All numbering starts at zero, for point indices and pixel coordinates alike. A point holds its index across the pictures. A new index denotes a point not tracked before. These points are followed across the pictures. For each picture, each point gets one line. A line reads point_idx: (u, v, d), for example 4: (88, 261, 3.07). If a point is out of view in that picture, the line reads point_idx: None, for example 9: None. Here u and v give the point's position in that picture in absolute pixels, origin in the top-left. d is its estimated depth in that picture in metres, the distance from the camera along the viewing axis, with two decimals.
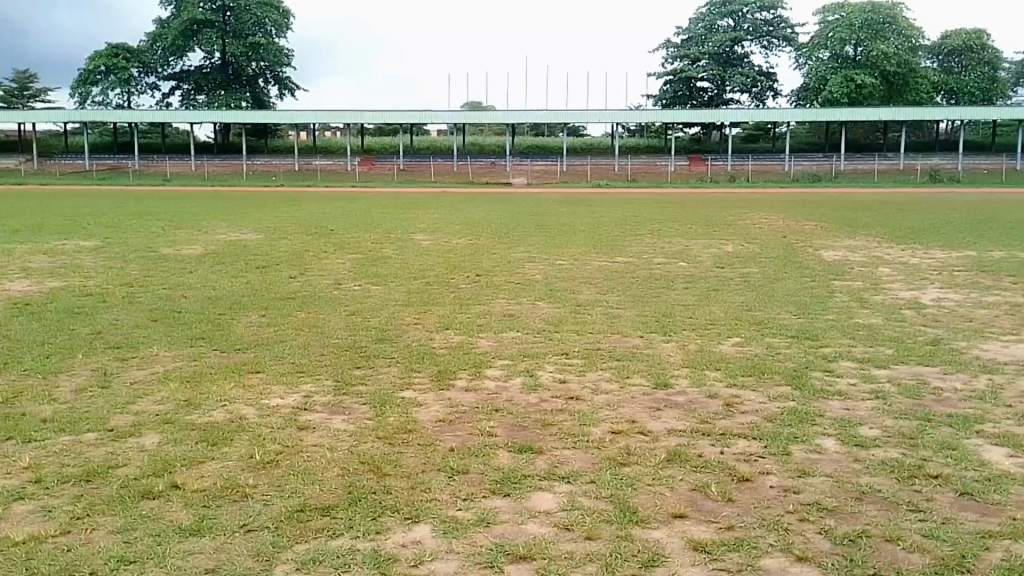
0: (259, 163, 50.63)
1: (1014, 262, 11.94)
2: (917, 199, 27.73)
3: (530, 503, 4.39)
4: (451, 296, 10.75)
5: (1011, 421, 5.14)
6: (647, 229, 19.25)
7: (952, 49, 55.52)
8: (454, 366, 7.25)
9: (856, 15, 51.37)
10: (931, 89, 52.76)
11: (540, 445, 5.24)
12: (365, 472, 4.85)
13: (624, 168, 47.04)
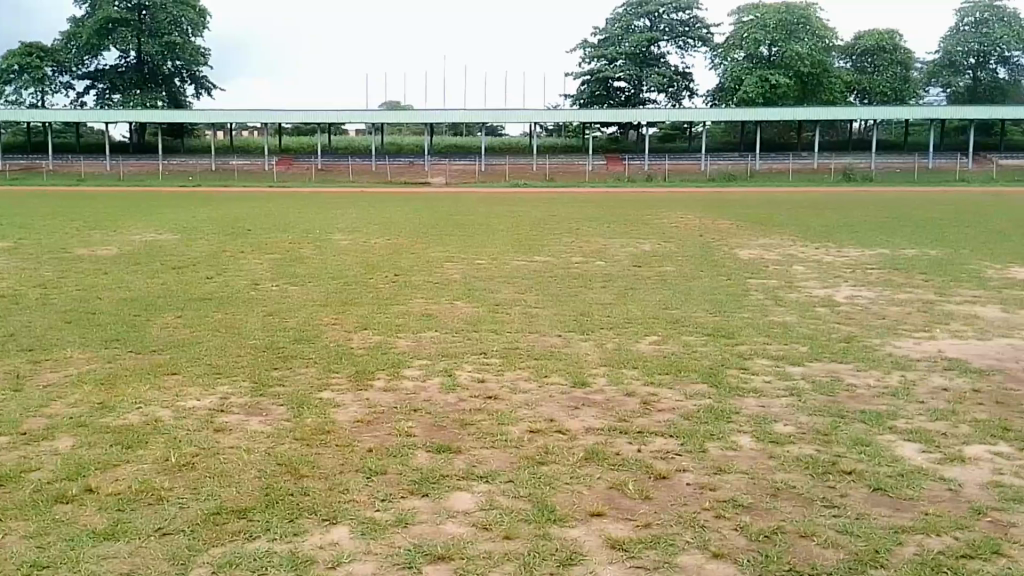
0: (174, 163, 48.62)
1: (923, 261, 12.28)
2: (832, 199, 28.38)
3: (448, 503, 4.22)
4: (371, 296, 10.48)
5: (921, 417, 5.23)
6: (569, 228, 19.12)
7: (865, 49, 57.40)
8: (373, 366, 7.01)
9: (770, 16, 53.07)
10: (844, 89, 54.62)
11: (459, 445, 5.07)
12: (283, 474, 4.59)
13: (543, 168, 47.21)
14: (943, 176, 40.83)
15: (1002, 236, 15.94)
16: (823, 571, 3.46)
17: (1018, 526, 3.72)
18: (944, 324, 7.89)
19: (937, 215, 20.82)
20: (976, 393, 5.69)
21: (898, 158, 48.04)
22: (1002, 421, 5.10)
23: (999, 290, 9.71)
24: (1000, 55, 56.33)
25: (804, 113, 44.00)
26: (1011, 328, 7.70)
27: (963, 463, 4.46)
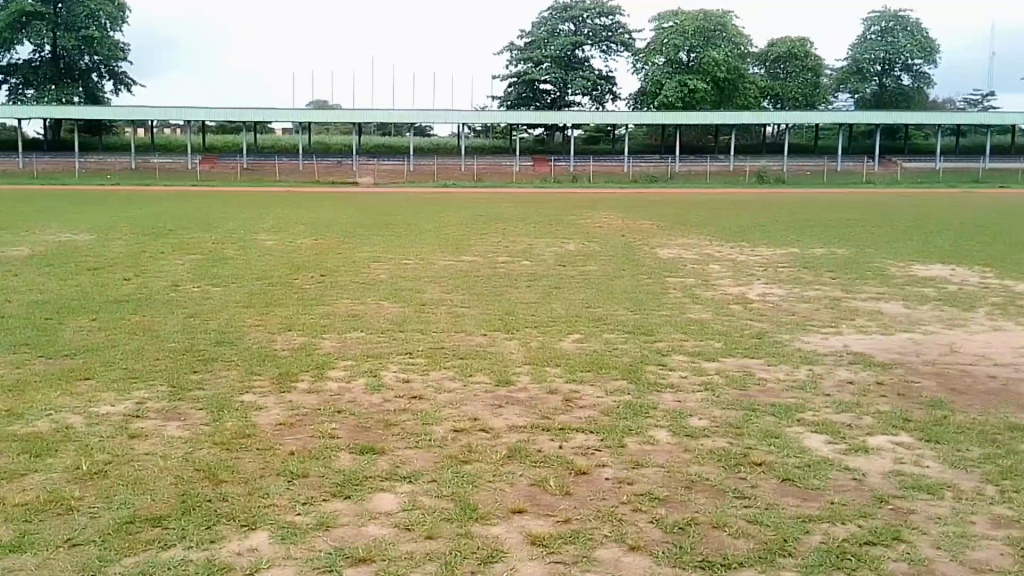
0: (92, 160, 46.65)
1: (832, 260, 12.77)
2: (748, 200, 29.22)
3: (369, 505, 4.17)
4: (296, 296, 10.27)
5: (828, 409, 5.43)
6: (495, 228, 19.17)
7: (780, 56, 59.48)
8: (297, 367, 6.87)
9: (689, 23, 54.28)
10: (759, 95, 56.35)
11: (383, 445, 5.01)
12: (200, 480, 4.45)
13: (469, 168, 47.30)
14: (854, 179, 42.42)
15: (905, 235, 16.66)
16: (732, 559, 3.53)
17: (915, 511, 3.85)
18: (850, 319, 8.22)
19: (845, 215, 21.65)
20: (880, 386, 5.93)
21: (809, 160, 50.05)
22: (902, 411, 5.32)
23: (901, 286, 10.16)
24: (904, 63, 58.92)
25: (726, 120, 45.20)
26: (912, 322, 8.05)
27: (867, 453, 4.62)
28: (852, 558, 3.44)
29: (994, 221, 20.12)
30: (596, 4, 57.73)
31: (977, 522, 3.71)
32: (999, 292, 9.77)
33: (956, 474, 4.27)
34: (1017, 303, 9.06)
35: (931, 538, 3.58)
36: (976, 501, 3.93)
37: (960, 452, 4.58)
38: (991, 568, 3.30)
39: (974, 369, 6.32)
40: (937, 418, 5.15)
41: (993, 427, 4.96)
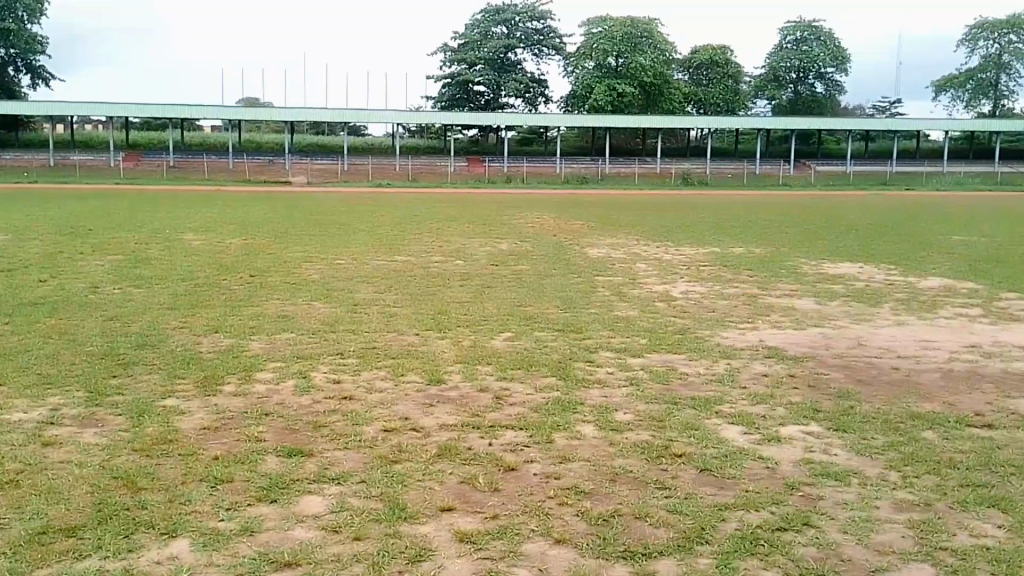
0: (6, 157, 44.72)
1: (753, 258, 13.19)
2: (670, 201, 29.90)
3: (295, 507, 4.13)
4: (222, 297, 10.07)
5: (747, 401, 5.61)
6: (427, 228, 19.17)
7: (701, 63, 60.65)
8: (222, 370, 6.75)
9: (617, 29, 55.15)
10: (683, 99, 57.67)
11: (311, 448, 4.97)
12: (118, 488, 4.33)
13: (404, 168, 47.20)
14: (774, 181, 43.86)
15: (817, 234, 17.30)
16: (651, 548, 3.60)
17: (825, 498, 4.02)
18: (767, 315, 8.49)
19: (761, 216, 22.36)
20: (793, 378, 6.16)
21: (728, 163, 51.64)
22: (814, 402, 5.54)
23: (813, 283, 10.56)
24: (817, 71, 61.04)
25: (653, 124, 46.19)
26: (824, 317, 8.39)
27: (781, 443, 4.80)
28: (766, 543, 3.56)
29: (894, 222, 21.09)
30: (527, 8, 58.11)
31: (882, 507, 3.89)
32: (903, 288, 10.26)
33: (862, 461, 4.48)
34: (917, 298, 9.52)
35: (837, 522, 3.74)
36: (880, 486, 4.13)
37: (866, 440, 4.79)
38: (893, 548, 3.47)
39: (879, 361, 6.63)
40: (845, 408, 5.38)
41: (896, 415, 5.21)
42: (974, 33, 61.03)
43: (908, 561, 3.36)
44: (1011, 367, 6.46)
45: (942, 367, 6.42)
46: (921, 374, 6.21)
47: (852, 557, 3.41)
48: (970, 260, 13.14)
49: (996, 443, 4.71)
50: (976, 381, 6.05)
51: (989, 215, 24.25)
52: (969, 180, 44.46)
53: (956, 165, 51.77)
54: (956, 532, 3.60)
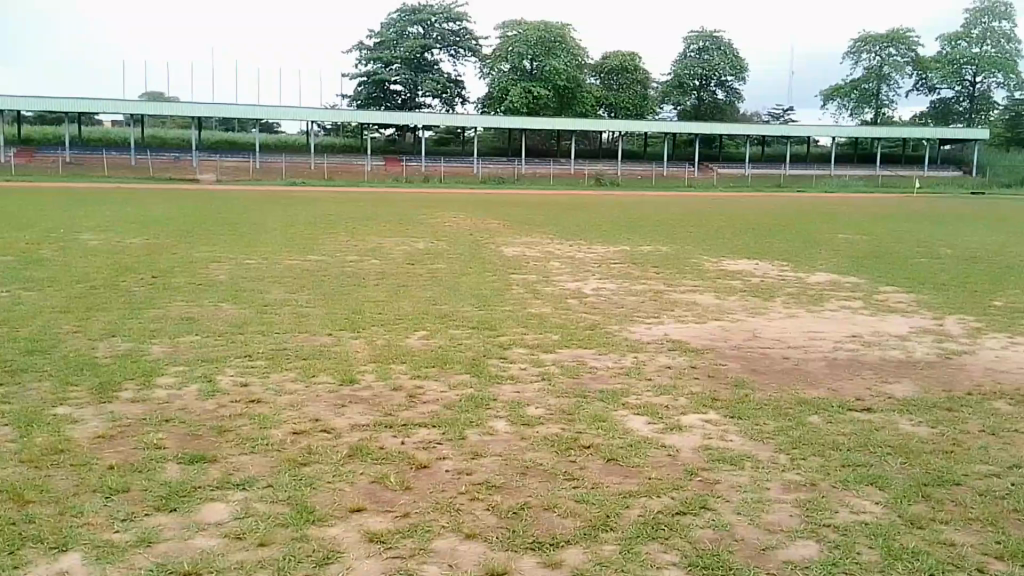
0: None
1: (661, 256, 13.57)
2: (575, 202, 30.43)
3: (198, 516, 4.03)
4: (122, 300, 9.71)
5: (652, 393, 5.78)
6: (341, 228, 18.95)
7: (612, 68, 61.66)
8: (120, 376, 6.52)
9: (532, 32, 55.65)
10: (595, 103, 58.73)
11: (215, 453, 4.87)
12: (3, 503, 4.15)
13: (319, 166, 46.56)
14: (679, 183, 45.19)
15: (716, 233, 17.91)
16: (557, 538, 3.67)
17: (721, 482, 4.19)
18: (671, 310, 8.76)
19: (661, 216, 22.96)
20: (694, 369, 6.38)
21: (638, 165, 52.85)
22: (712, 391, 5.76)
23: (713, 280, 10.91)
24: (719, 79, 63.09)
25: (568, 126, 46.84)
26: (722, 311, 8.71)
27: (683, 431, 4.97)
28: (665, 527, 3.69)
29: (780, 221, 22.06)
30: (443, 9, 58.04)
31: (772, 488, 4.08)
32: (794, 283, 10.73)
33: (755, 446, 4.68)
34: (807, 292, 9.98)
35: (732, 505, 3.91)
36: (770, 469, 4.33)
37: (759, 426, 5.02)
38: (782, 528, 3.64)
39: (772, 351, 6.93)
40: (741, 396, 5.61)
41: (788, 402, 5.47)
42: (859, 45, 64.45)
43: (795, 540, 3.53)
44: (889, 354, 6.86)
45: (828, 355, 6.78)
46: (809, 363, 6.53)
47: (744, 537, 3.57)
48: (851, 256, 13.84)
49: (876, 425, 5.00)
50: (858, 368, 6.40)
51: (869, 215, 25.70)
52: (860, 183, 46.91)
53: (844, 169, 54.58)
54: (838, 509, 3.82)
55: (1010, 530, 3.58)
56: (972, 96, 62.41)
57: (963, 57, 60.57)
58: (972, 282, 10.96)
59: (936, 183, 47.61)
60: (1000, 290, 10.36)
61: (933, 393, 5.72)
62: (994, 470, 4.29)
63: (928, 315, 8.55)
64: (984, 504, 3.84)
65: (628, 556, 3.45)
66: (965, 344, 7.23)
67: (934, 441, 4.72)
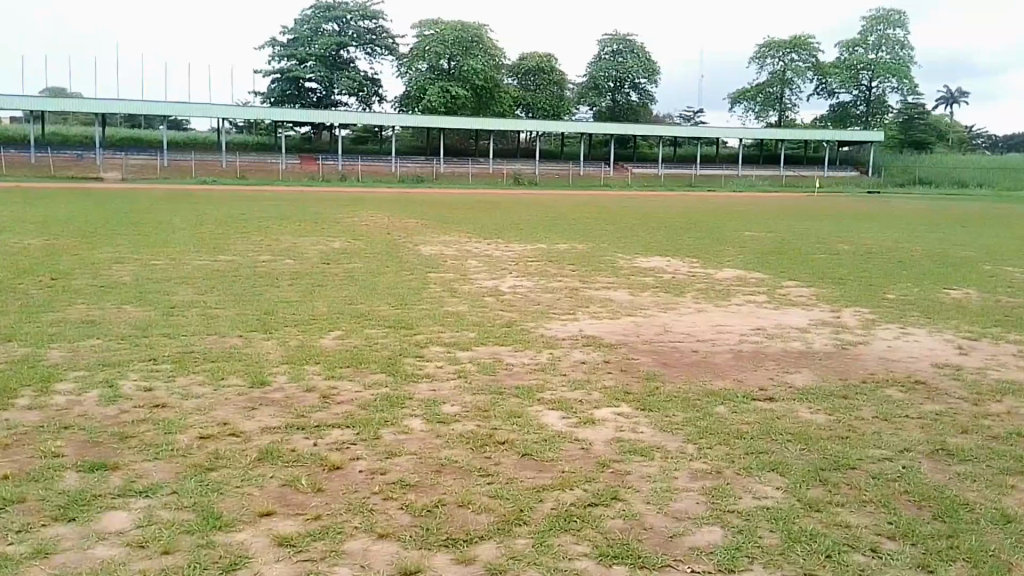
0: None
1: (576, 253, 13.74)
2: (489, 201, 30.53)
3: (98, 525, 3.86)
4: (18, 303, 9.22)
5: (566, 388, 5.84)
6: (254, 226, 18.58)
7: (529, 69, 62.05)
8: (16, 382, 6.19)
9: (448, 32, 55.59)
10: (512, 103, 59.15)
11: (118, 460, 4.66)
12: None
13: (232, 165, 45.27)
14: (594, 182, 45.98)
15: (630, 231, 18.23)
16: (471, 534, 3.65)
17: (632, 473, 4.26)
18: (586, 306, 8.88)
19: (576, 215, 23.23)
20: (608, 364, 6.48)
21: (554, 164, 53.42)
22: (624, 385, 5.86)
23: (627, 276, 11.11)
24: (632, 82, 64.32)
25: (485, 125, 46.96)
26: (634, 307, 8.87)
27: (595, 425, 5.03)
28: (576, 520, 3.72)
29: (688, 219, 22.65)
30: (359, 7, 57.42)
31: (680, 477, 4.18)
32: (703, 279, 11.01)
33: (665, 437, 4.78)
34: (715, 287, 10.26)
35: (643, 495, 3.98)
36: (679, 459, 4.43)
37: (669, 418, 5.12)
38: (689, 515, 3.73)
39: (682, 345, 7.09)
40: (652, 389, 5.73)
41: (697, 394, 5.60)
42: (763, 51, 66.93)
43: (702, 526, 3.63)
44: (791, 345, 7.13)
45: (735, 348, 6.99)
46: (716, 355, 6.73)
47: (653, 526, 3.64)
48: (757, 252, 14.32)
49: (778, 414, 5.19)
50: (762, 359, 6.62)
51: (771, 212, 26.66)
52: (766, 183, 48.70)
53: (751, 170, 56.46)
54: (743, 496, 3.93)
55: (902, 510, 3.76)
56: (868, 100, 65.41)
57: (860, 63, 63.53)
58: (868, 276, 11.48)
59: (836, 183, 49.76)
60: (894, 283, 10.89)
61: (832, 382, 5.96)
62: (887, 454, 4.49)
63: (827, 308, 8.92)
64: (877, 487, 4.02)
65: (540, 549, 3.47)
66: (860, 335, 7.57)
67: (832, 428, 4.90)
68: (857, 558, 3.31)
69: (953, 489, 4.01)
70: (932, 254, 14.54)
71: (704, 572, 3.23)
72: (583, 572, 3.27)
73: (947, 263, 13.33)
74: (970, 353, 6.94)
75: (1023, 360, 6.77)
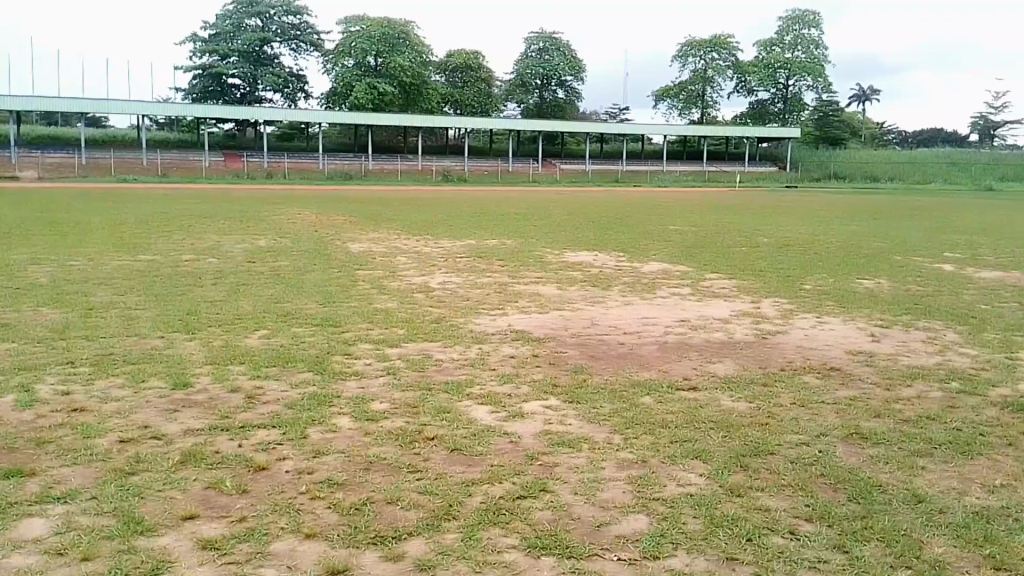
0: None
1: (505, 249, 13.78)
2: (416, 197, 30.40)
3: (12, 534, 3.68)
4: None
5: (495, 382, 5.86)
6: (177, 224, 18.13)
7: (456, 66, 62.01)
8: None
9: (374, 28, 55.01)
10: (440, 100, 59.01)
11: (33, 467, 4.46)
12: None
13: (153, 163, 43.76)
14: (522, 178, 46.33)
15: (558, 226, 18.37)
16: (400, 530, 3.62)
17: (560, 465, 4.29)
18: (515, 301, 8.92)
19: (501, 211, 23.28)
20: (536, 357, 6.52)
21: (483, 161, 53.53)
22: (551, 378, 5.90)
23: (555, 271, 11.18)
24: (559, 79, 64.89)
25: (414, 122, 46.68)
26: (562, 301, 8.94)
27: (523, 419, 5.05)
28: (505, 513, 3.73)
29: (611, 214, 22.99)
30: (283, 2, 56.30)
31: (607, 467, 4.24)
32: (629, 273, 11.17)
33: (593, 429, 4.83)
34: (641, 281, 10.41)
35: (570, 486, 4.01)
36: (606, 450, 4.48)
37: (596, 409, 5.19)
38: (615, 504, 3.78)
39: (608, 338, 7.19)
40: (579, 381, 5.80)
41: (623, 385, 5.69)
42: (684, 50, 68.25)
43: (628, 514, 3.68)
44: (714, 336, 7.29)
45: (659, 339, 7.12)
46: (642, 347, 6.83)
47: (580, 516, 3.67)
48: (680, 246, 14.61)
49: (701, 403, 5.30)
50: (686, 350, 6.76)
51: (691, 206, 27.29)
52: (689, 178, 49.83)
53: (676, 166, 57.64)
54: (666, 483, 4.00)
55: (818, 493, 3.89)
56: (785, 98, 67.45)
57: (777, 61, 65.47)
58: (786, 268, 11.83)
59: (756, 178, 51.26)
60: (810, 274, 11.25)
61: (751, 371, 6.12)
62: (804, 439, 4.64)
63: (747, 299, 9.15)
64: (796, 471, 4.15)
65: (469, 543, 3.47)
66: (779, 324, 7.80)
67: (751, 415, 5.05)
68: (776, 540, 3.41)
69: (867, 471, 4.16)
70: (845, 246, 15.09)
71: (630, 559, 3.27)
72: (513, 563, 3.28)
73: (859, 253, 13.86)
74: (881, 340, 7.23)
75: (930, 345, 7.09)
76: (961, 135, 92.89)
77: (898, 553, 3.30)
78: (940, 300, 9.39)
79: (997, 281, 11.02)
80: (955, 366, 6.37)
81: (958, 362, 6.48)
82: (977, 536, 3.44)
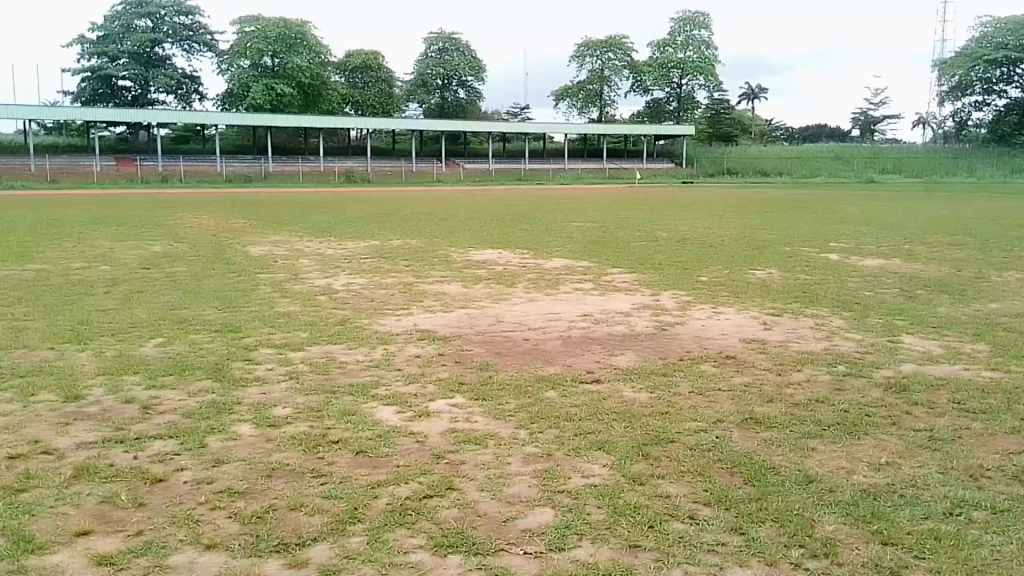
0: None
1: (408, 249, 13.69)
2: (317, 198, 30.04)
3: None
4: None
5: (400, 382, 5.79)
6: (66, 231, 17.37)
7: (356, 66, 61.39)
8: None
9: (270, 28, 53.66)
10: (341, 101, 58.33)
11: None
12: None
13: (40, 168, 41.59)
14: (424, 178, 46.37)
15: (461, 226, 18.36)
16: (304, 537, 3.53)
17: (466, 462, 4.28)
18: (420, 301, 8.86)
19: (404, 211, 23.10)
20: (441, 356, 6.50)
21: (387, 161, 53.09)
22: (457, 376, 5.88)
23: (460, 270, 11.17)
24: (459, 79, 64.96)
25: (315, 122, 45.69)
26: (468, 300, 8.93)
27: (429, 418, 5.02)
28: (411, 513, 3.70)
29: (509, 212, 23.15)
30: (173, 2, 54.13)
31: (513, 462, 4.25)
32: (534, 269, 11.26)
33: (498, 425, 4.84)
34: (545, 277, 10.51)
35: (476, 483, 4.01)
36: (511, 445, 4.50)
37: (501, 406, 5.19)
38: (522, 499, 3.79)
39: (513, 334, 7.21)
40: (484, 378, 5.81)
41: (526, 380, 5.72)
42: (582, 50, 69.37)
43: (533, 509, 3.69)
44: (616, 329, 7.42)
45: (563, 334, 7.21)
46: (547, 342, 6.88)
47: (486, 512, 3.67)
48: (583, 242, 14.88)
49: (604, 395, 5.39)
50: (589, 343, 6.86)
51: (591, 203, 27.99)
52: (592, 176, 50.83)
53: (578, 163, 58.61)
54: (571, 475, 4.05)
55: (716, 477, 4.01)
56: (679, 97, 69.27)
57: (670, 62, 67.37)
58: (684, 261, 12.13)
59: (653, 174, 52.71)
60: (705, 267, 11.57)
61: (651, 362, 6.26)
62: (702, 426, 4.77)
63: (647, 292, 9.37)
64: (694, 457, 4.27)
65: (375, 545, 3.41)
66: (678, 316, 8.02)
67: (651, 404, 5.17)
68: (676, 526, 3.49)
69: (761, 455, 4.31)
70: (735, 238, 15.58)
71: (536, 552, 3.29)
72: (419, 564, 3.24)
73: (750, 245, 14.37)
74: (774, 328, 7.51)
75: (819, 331, 7.40)
76: (844, 130, 97.76)
77: (793, 533, 3.42)
78: (826, 287, 9.83)
79: (878, 268, 11.59)
80: (842, 350, 6.68)
81: (844, 347, 6.79)
82: (865, 513, 3.61)
